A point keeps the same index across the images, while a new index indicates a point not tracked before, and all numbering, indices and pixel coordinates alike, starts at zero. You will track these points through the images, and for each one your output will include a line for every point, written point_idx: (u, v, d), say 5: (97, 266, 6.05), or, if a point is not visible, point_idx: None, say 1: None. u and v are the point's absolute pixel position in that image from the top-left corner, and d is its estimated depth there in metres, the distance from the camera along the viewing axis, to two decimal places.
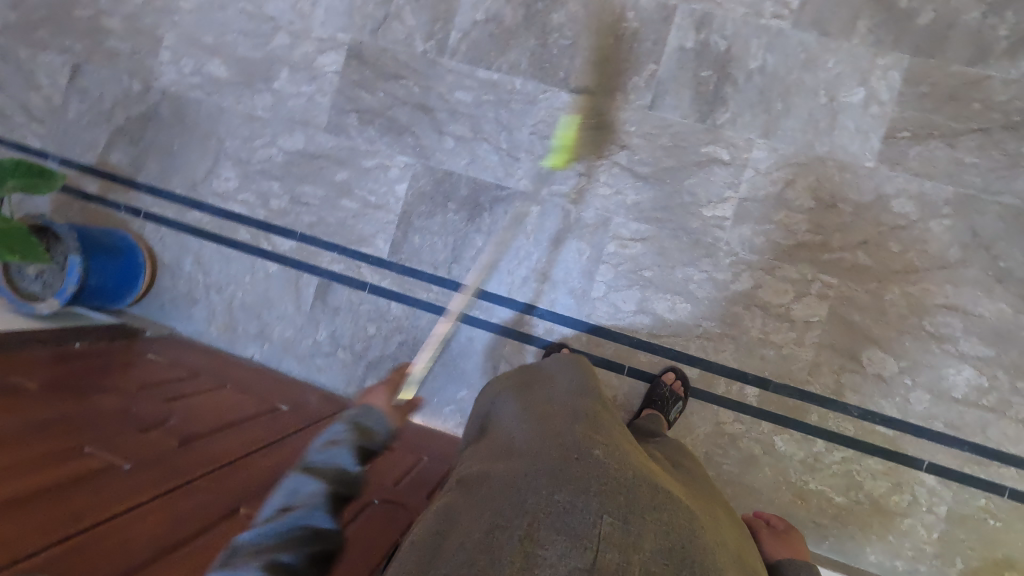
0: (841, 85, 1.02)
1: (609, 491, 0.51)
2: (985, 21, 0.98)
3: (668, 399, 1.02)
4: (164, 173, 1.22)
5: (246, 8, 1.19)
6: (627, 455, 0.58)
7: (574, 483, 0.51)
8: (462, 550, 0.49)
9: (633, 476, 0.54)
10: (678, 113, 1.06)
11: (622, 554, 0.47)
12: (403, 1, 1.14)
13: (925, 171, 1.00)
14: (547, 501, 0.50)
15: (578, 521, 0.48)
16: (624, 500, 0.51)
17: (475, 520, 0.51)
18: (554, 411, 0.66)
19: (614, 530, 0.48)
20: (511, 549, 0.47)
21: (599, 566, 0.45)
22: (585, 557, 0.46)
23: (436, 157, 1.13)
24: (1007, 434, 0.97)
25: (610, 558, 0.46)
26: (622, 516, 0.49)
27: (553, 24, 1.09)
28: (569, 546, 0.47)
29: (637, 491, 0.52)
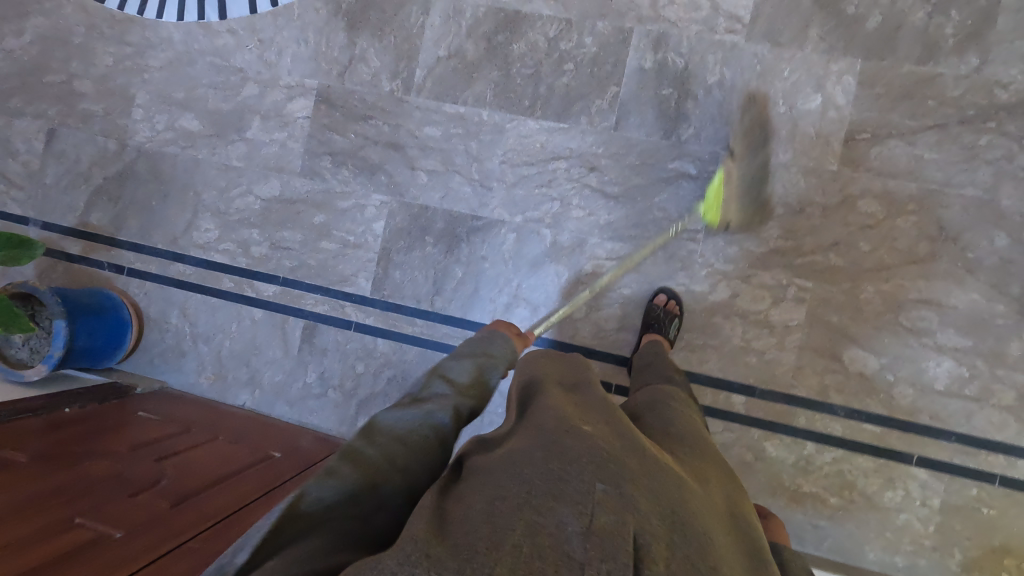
0: (798, 93, 1.04)
1: (603, 462, 0.52)
2: (931, 21, 1.01)
3: (665, 319, 1.03)
4: (145, 228, 1.23)
5: (215, 62, 1.21)
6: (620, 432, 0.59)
7: (566, 455, 0.52)
8: (464, 518, 0.48)
9: (625, 450, 0.55)
10: (642, 131, 1.08)
11: (617, 515, 0.47)
12: (367, 44, 1.17)
13: (887, 170, 1.02)
14: (543, 472, 0.51)
15: (573, 488, 0.49)
16: (615, 468, 0.52)
17: (474, 494, 0.51)
18: (549, 390, 0.67)
19: (608, 495, 0.49)
20: (511, 516, 0.46)
21: (596, 528, 0.45)
22: (582, 521, 0.46)
23: (411, 192, 1.15)
24: (992, 422, 0.99)
25: (606, 520, 0.46)
26: (614, 483, 0.50)
27: (514, 55, 1.12)
28: (567, 511, 0.47)
29: (626, 460, 0.53)
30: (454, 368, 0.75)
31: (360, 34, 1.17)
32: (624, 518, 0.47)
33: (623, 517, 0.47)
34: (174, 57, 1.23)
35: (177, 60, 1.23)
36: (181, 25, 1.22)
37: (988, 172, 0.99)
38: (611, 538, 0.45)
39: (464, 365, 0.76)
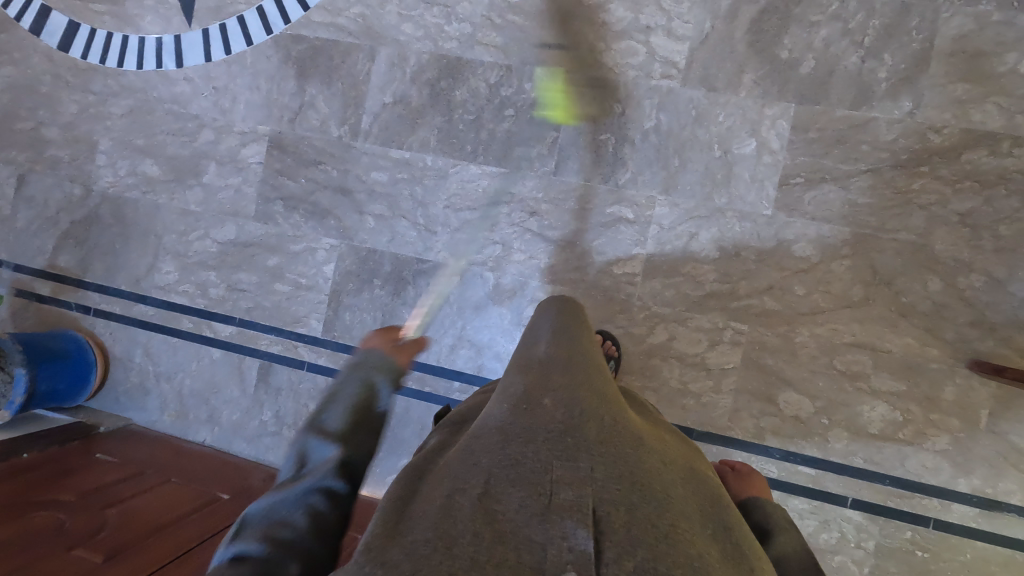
0: (733, 137, 1.05)
1: (560, 436, 0.49)
2: (863, 65, 1.01)
3: None
4: (109, 270, 1.28)
5: (172, 109, 1.26)
6: (583, 395, 0.56)
7: (521, 434, 0.50)
8: (422, 515, 0.45)
9: (585, 418, 0.53)
10: (581, 176, 1.10)
11: (575, 491, 0.45)
12: (316, 91, 1.20)
13: (820, 214, 1.02)
14: (500, 457, 0.48)
15: (530, 470, 0.47)
16: (572, 439, 0.49)
17: (433, 486, 0.49)
18: (512, 369, 0.65)
19: (565, 469, 0.46)
20: (469, 507, 0.44)
21: (554, 507, 0.43)
22: (539, 502, 0.44)
23: (359, 236, 1.18)
24: (926, 465, 0.99)
25: (564, 497, 0.44)
26: (570, 456, 0.48)
27: (457, 101, 1.14)
28: (524, 495, 0.44)
29: (584, 428, 0.51)
30: (325, 421, 0.61)
31: (310, 81, 1.20)
32: (583, 490, 0.45)
33: (581, 490, 0.45)
34: (135, 104, 1.27)
35: (138, 107, 1.27)
36: (141, 72, 1.27)
37: (920, 217, 0.99)
38: (566, 515, 0.42)
39: (341, 407, 0.63)
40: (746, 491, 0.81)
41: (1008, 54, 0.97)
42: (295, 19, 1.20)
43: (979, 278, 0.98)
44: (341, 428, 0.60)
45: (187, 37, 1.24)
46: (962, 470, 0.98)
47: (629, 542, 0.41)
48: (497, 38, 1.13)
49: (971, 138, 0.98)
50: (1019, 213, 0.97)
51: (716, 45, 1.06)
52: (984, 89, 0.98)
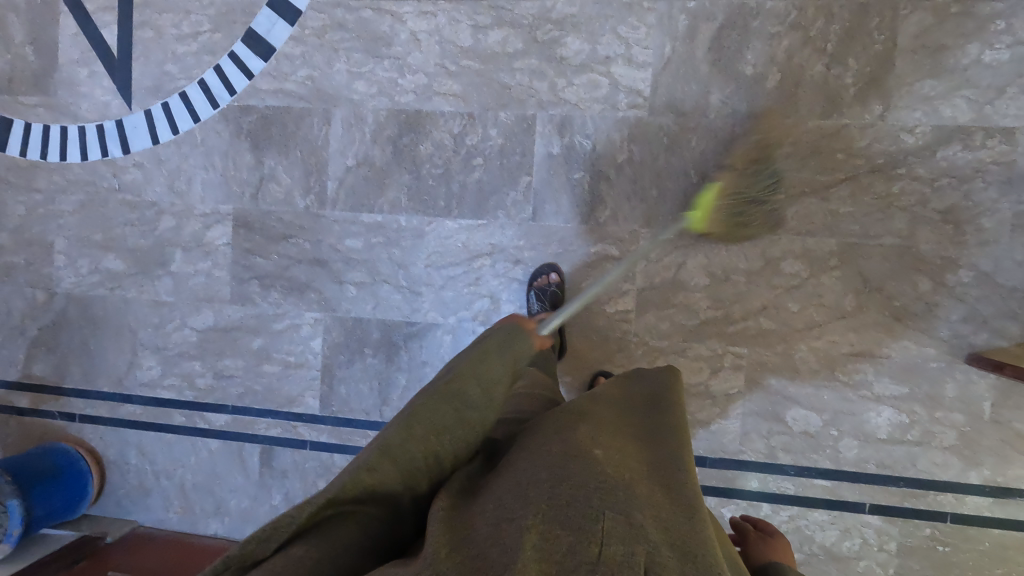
0: (708, 161, 1.03)
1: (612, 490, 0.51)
2: (829, 72, 0.99)
3: None
4: (88, 373, 1.23)
5: (126, 198, 1.20)
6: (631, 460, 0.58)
7: (573, 480, 0.52)
8: (475, 540, 0.48)
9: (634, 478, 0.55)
10: (560, 219, 1.07)
11: (626, 545, 0.46)
12: (274, 163, 1.15)
13: (804, 228, 1.01)
14: (551, 496, 0.50)
15: (580, 513, 0.48)
16: (623, 495, 0.51)
17: (481, 517, 0.50)
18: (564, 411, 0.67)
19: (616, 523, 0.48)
20: (519, 540, 0.46)
21: (604, 558, 0.45)
22: (590, 551, 0.46)
23: (343, 306, 1.14)
24: (936, 463, 1.01)
25: (614, 549, 0.46)
26: (622, 510, 0.49)
27: (422, 156, 1.10)
28: (574, 538, 0.46)
29: (635, 489, 0.53)
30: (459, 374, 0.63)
31: (266, 152, 1.15)
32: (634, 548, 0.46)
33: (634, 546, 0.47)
34: (85, 198, 1.21)
35: (89, 200, 1.21)
36: (87, 163, 1.21)
37: (903, 220, 0.99)
38: (617, 568, 0.44)
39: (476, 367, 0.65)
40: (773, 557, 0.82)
41: (970, 46, 0.96)
42: (240, 89, 1.15)
43: (967, 274, 0.98)
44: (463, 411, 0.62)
45: (129, 120, 1.19)
46: (971, 463, 1.00)
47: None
48: (454, 86, 1.09)
49: (944, 134, 0.97)
50: (998, 205, 0.97)
51: (679, 68, 1.03)
52: (952, 83, 0.97)
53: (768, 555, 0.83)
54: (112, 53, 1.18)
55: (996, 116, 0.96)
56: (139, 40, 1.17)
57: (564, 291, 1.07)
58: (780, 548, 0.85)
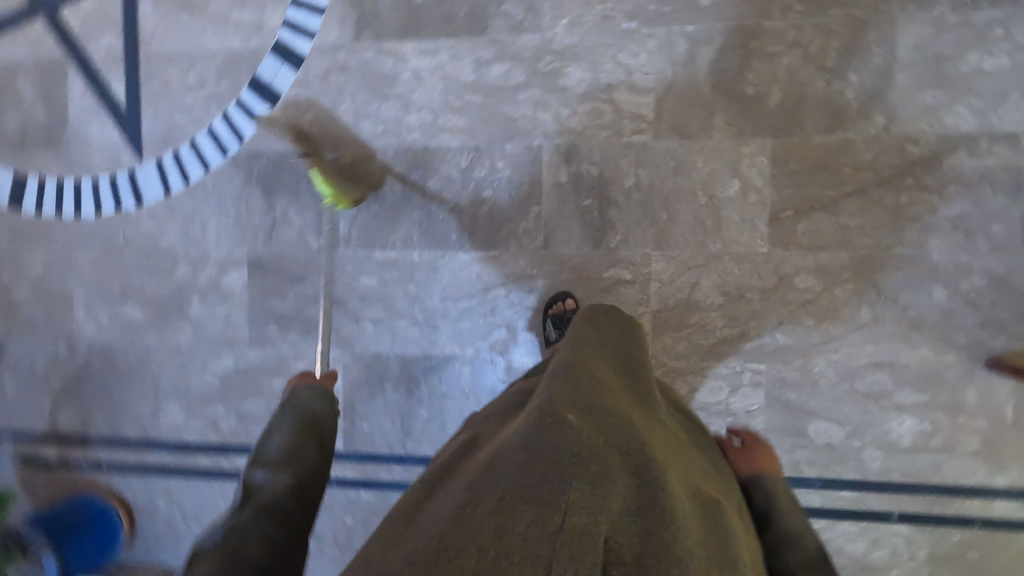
0: (716, 181, 1.04)
1: (576, 456, 0.46)
2: (831, 87, 1.00)
3: None
4: (113, 422, 1.25)
5: (142, 247, 1.22)
6: (613, 420, 0.52)
7: (544, 452, 0.46)
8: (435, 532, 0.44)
9: (612, 443, 0.50)
10: (571, 246, 1.08)
11: (592, 515, 0.41)
12: (286, 206, 1.16)
13: (815, 243, 1.02)
14: (518, 475, 0.45)
15: (546, 487, 0.43)
16: (597, 465, 0.46)
17: (447, 507, 0.47)
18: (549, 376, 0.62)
19: (581, 488, 0.43)
20: (481, 525, 0.42)
21: (568, 527, 0.40)
22: (553, 521, 0.40)
23: (361, 343, 1.15)
24: (962, 469, 1.01)
25: (579, 519, 0.41)
26: (593, 480, 0.44)
27: (432, 191, 1.12)
28: (536, 512, 0.41)
29: (613, 459, 0.48)
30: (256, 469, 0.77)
31: (277, 196, 1.16)
32: (600, 516, 0.42)
33: (601, 513, 0.42)
34: (101, 249, 1.23)
35: (106, 251, 1.23)
36: (100, 215, 1.22)
37: (914, 229, 1.00)
38: (580, 539, 0.39)
39: (269, 446, 0.80)
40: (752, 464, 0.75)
41: (969, 54, 0.97)
42: (248, 134, 1.17)
43: (981, 280, 0.98)
44: (274, 471, 0.75)
45: (141, 171, 1.20)
46: (997, 468, 1.00)
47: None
48: (459, 120, 1.10)
49: (949, 143, 0.98)
50: (1008, 210, 0.97)
51: (681, 92, 1.04)
52: (954, 92, 0.98)
53: (746, 466, 0.75)
54: (121, 106, 1.20)
55: (999, 123, 0.97)
56: (147, 92, 1.20)
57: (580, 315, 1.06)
58: (757, 457, 0.77)
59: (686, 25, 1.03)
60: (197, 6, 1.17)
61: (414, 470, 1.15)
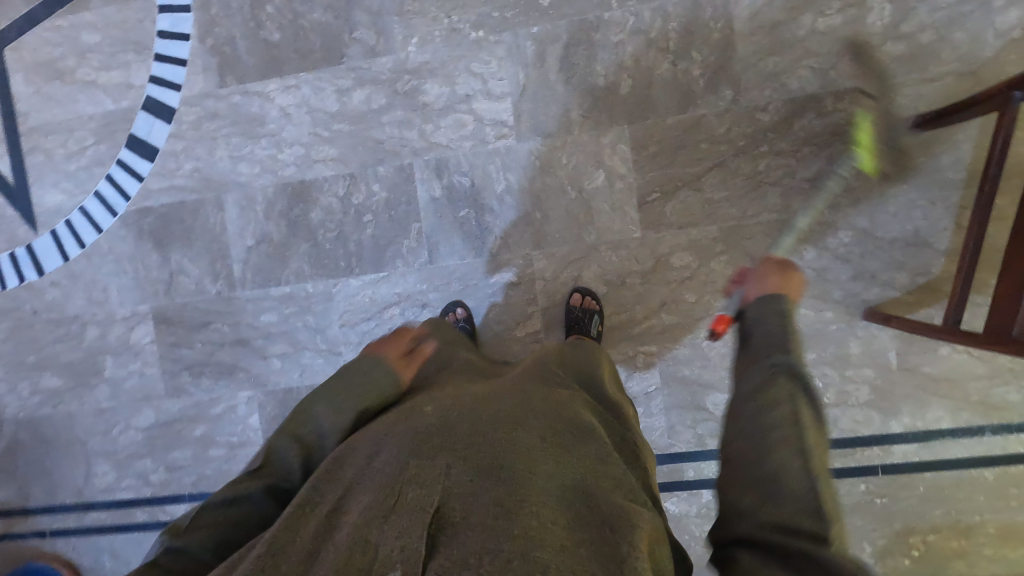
0: (582, 175, 1.06)
1: (428, 448, 0.53)
2: (677, 68, 1.02)
3: (583, 317, 1.04)
4: (49, 490, 1.27)
5: (51, 316, 1.24)
6: (471, 406, 0.61)
7: (394, 447, 0.55)
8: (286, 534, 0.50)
9: (460, 419, 0.58)
10: (455, 257, 1.10)
11: (424, 486, 0.49)
12: (180, 257, 1.18)
13: (685, 220, 1.04)
14: (368, 472, 0.54)
15: (387, 475, 0.51)
16: (438, 441, 0.54)
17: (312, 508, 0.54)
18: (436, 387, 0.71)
19: (423, 471, 0.51)
20: (315, 528, 0.49)
21: (398, 506, 0.48)
22: (386, 503, 0.48)
23: (271, 380, 1.18)
24: (858, 419, 1.02)
25: (411, 495, 0.48)
26: (428, 454, 0.53)
27: (315, 223, 1.14)
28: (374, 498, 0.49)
29: (458, 428, 0.56)
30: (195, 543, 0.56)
31: (170, 248, 1.19)
32: (432, 488, 0.49)
33: (432, 488, 0.49)
34: (13, 324, 1.25)
35: (17, 325, 1.25)
36: (7, 291, 1.25)
37: (776, 194, 1.01)
38: (407, 513, 0.47)
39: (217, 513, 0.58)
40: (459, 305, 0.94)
41: (803, 18, 0.99)
42: (134, 192, 1.19)
43: (847, 234, 1.00)
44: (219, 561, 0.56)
45: (37, 242, 1.22)
46: (890, 414, 1.02)
47: (462, 540, 0.45)
48: (330, 150, 1.12)
49: (797, 106, 1.00)
50: None
51: (536, 92, 1.06)
52: (794, 56, 0.99)
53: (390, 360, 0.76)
54: (9, 182, 1.22)
55: (841, 80, 0.99)
56: (31, 165, 1.22)
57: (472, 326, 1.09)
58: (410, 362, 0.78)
59: (530, 26, 1.05)
60: (66, 75, 1.19)
61: None
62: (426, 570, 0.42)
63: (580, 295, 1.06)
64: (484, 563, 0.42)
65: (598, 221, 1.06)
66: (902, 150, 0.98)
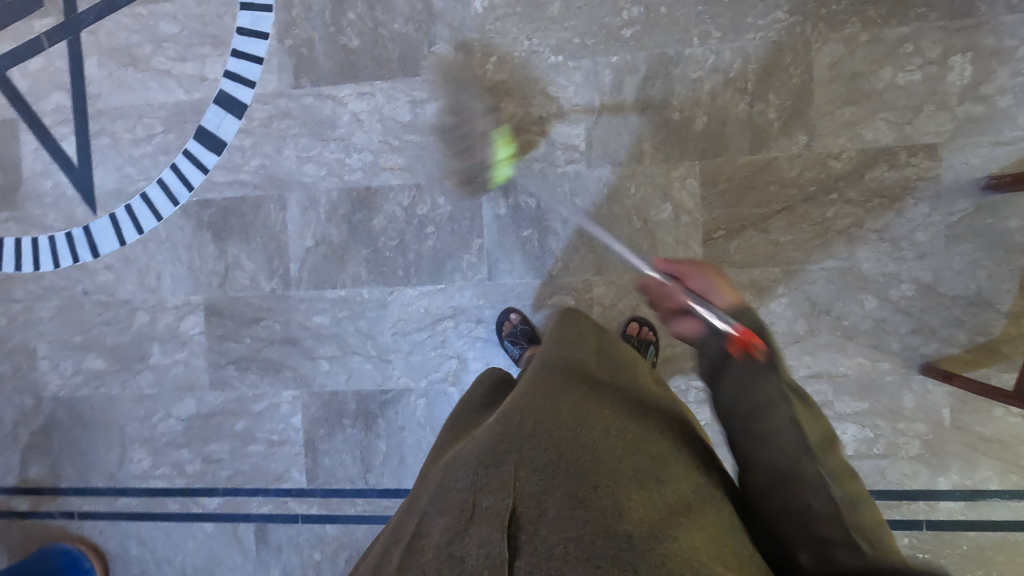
0: (649, 206, 1.07)
1: (495, 455, 0.55)
2: (753, 109, 1.03)
3: (639, 347, 1.06)
4: (81, 472, 1.27)
5: (101, 299, 1.24)
6: (524, 399, 0.62)
7: (461, 461, 0.58)
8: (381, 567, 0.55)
9: (521, 415, 0.59)
10: (515, 276, 1.11)
11: (494, 495, 0.52)
12: (237, 251, 1.19)
13: (748, 260, 1.05)
14: (442, 487, 0.56)
15: (459, 491, 0.54)
16: (500, 447, 0.56)
17: (400, 533, 0.58)
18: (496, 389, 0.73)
19: (493, 481, 0.53)
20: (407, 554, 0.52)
21: (475, 516, 0.51)
22: (462, 516, 0.51)
23: (317, 381, 1.18)
24: (905, 473, 1.03)
25: (485, 504, 0.51)
26: (488, 463, 0.55)
27: (377, 229, 1.14)
28: (451, 516, 0.52)
29: (518, 426, 0.57)
30: None
31: (228, 242, 1.19)
32: (503, 496, 0.52)
33: (502, 495, 0.52)
34: (62, 303, 1.25)
35: (66, 304, 1.25)
36: (59, 270, 1.25)
37: (841, 242, 1.02)
38: (483, 524, 0.50)
39: None
40: (736, 296, 0.62)
41: (883, 70, 1.00)
42: (197, 183, 1.20)
43: (910, 287, 1.01)
44: None
45: (95, 224, 1.23)
46: (939, 470, 1.02)
47: (541, 534, 0.48)
48: (399, 159, 1.13)
49: (869, 157, 1.01)
50: (931, 218, 1.00)
51: (609, 120, 1.07)
52: (870, 108, 1.00)
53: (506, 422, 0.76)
54: (72, 162, 1.23)
55: (916, 135, 0.99)
56: (97, 148, 1.22)
57: (531, 326, 1.09)
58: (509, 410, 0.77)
59: (610, 56, 1.06)
60: (140, 61, 1.20)
61: (377, 502, 1.17)
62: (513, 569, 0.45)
63: (637, 324, 1.07)
64: (568, 551, 0.46)
65: (660, 252, 1.07)
66: (971, 210, 0.99)
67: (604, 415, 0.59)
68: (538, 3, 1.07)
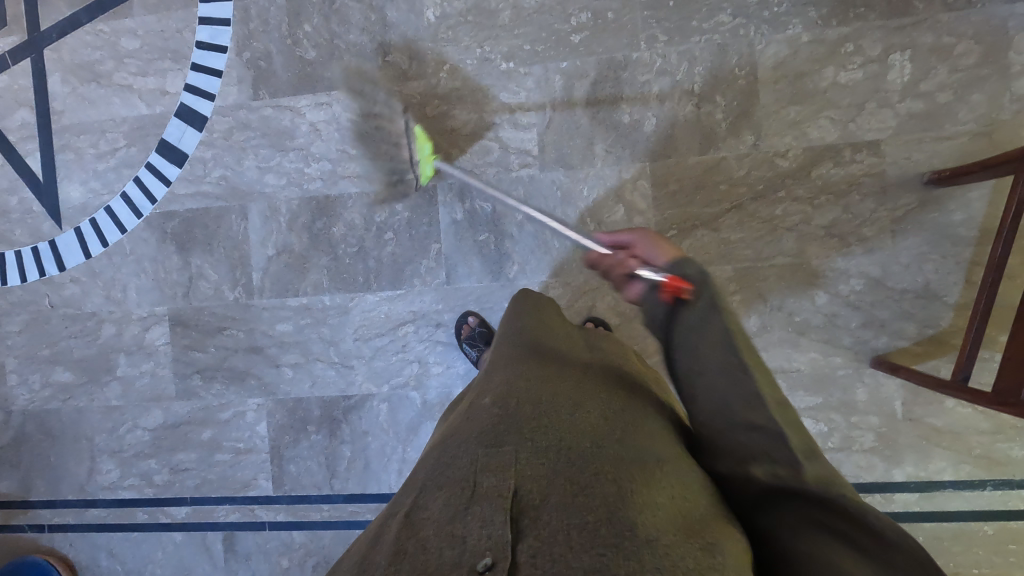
0: (602, 208, 1.08)
1: (494, 437, 0.53)
2: (700, 110, 1.05)
3: None
4: (52, 485, 1.27)
5: (68, 312, 1.25)
6: (520, 386, 0.60)
7: (457, 440, 0.55)
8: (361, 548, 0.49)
9: (520, 402, 0.57)
10: (473, 279, 1.12)
11: (496, 475, 0.48)
12: (201, 262, 1.20)
13: (700, 258, 1.06)
14: (436, 465, 0.53)
15: (458, 470, 0.51)
16: (500, 429, 0.54)
17: (383, 514, 0.53)
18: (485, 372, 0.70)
19: (493, 460, 0.50)
20: (396, 530, 0.47)
21: (476, 496, 0.47)
22: (463, 495, 0.48)
23: (282, 389, 1.19)
24: (861, 465, 1.04)
25: (486, 483, 0.48)
26: (489, 444, 0.52)
27: (337, 237, 1.16)
28: (448, 495, 0.48)
29: (518, 413, 0.55)
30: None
31: (192, 253, 1.20)
32: (504, 475, 0.48)
33: (504, 475, 0.48)
34: (29, 317, 1.27)
35: (34, 318, 1.26)
36: (27, 285, 1.26)
37: (791, 239, 1.04)
38: (486, 502, 0.46)
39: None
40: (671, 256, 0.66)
41: (826, 70, 1.01)
42: (161, 196, 1.21)
43: (859, 282, 1.02)
44: None
45: (61, 238, 1.24)
46: (893, 462, 1.03)
47: (546, 517, 0.44)
48: (357, 168, 1.14)
49: (815, 155, 1.03)
50: (877, 213, 1.01)
51: (561, 125, 1.09)
52: (814, 107, 1.02)
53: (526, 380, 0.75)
54: (38, 178, 1.24)
55: (860, 132, 1.01)
56: (62, 163, 1.24)
57: (488, 328, 1.10)
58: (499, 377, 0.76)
59: (559, 61, 1.08)
60: (103, 77, 1.22)
61: (342, 507, 1.18)
62: (517, 551, 0.42)
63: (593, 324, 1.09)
64: (572, 537, 0.42)
65: None
66: (916, 205, 1.00)
67: (600, 406, 0.58)
68: (489, 11, 1.09)
